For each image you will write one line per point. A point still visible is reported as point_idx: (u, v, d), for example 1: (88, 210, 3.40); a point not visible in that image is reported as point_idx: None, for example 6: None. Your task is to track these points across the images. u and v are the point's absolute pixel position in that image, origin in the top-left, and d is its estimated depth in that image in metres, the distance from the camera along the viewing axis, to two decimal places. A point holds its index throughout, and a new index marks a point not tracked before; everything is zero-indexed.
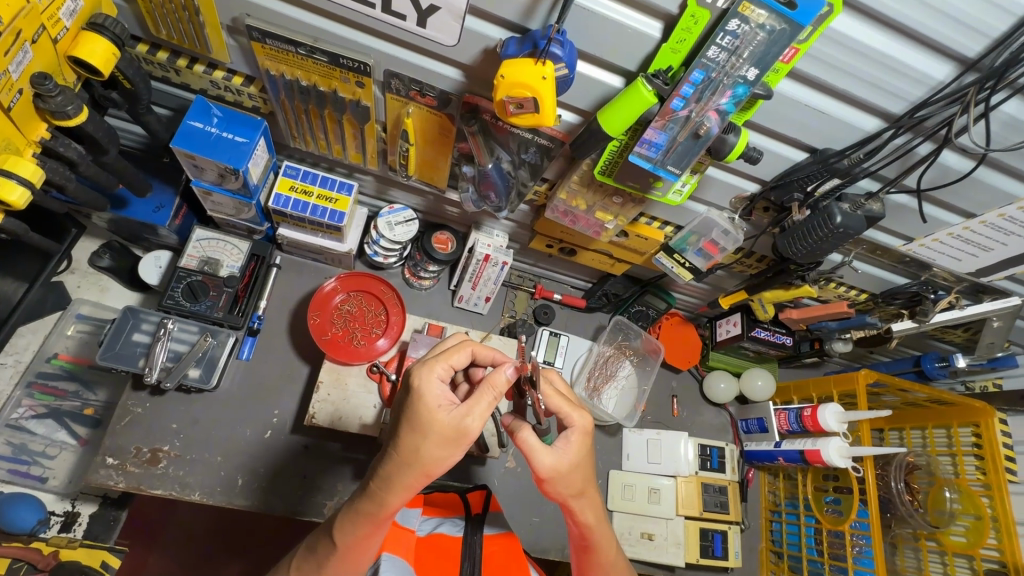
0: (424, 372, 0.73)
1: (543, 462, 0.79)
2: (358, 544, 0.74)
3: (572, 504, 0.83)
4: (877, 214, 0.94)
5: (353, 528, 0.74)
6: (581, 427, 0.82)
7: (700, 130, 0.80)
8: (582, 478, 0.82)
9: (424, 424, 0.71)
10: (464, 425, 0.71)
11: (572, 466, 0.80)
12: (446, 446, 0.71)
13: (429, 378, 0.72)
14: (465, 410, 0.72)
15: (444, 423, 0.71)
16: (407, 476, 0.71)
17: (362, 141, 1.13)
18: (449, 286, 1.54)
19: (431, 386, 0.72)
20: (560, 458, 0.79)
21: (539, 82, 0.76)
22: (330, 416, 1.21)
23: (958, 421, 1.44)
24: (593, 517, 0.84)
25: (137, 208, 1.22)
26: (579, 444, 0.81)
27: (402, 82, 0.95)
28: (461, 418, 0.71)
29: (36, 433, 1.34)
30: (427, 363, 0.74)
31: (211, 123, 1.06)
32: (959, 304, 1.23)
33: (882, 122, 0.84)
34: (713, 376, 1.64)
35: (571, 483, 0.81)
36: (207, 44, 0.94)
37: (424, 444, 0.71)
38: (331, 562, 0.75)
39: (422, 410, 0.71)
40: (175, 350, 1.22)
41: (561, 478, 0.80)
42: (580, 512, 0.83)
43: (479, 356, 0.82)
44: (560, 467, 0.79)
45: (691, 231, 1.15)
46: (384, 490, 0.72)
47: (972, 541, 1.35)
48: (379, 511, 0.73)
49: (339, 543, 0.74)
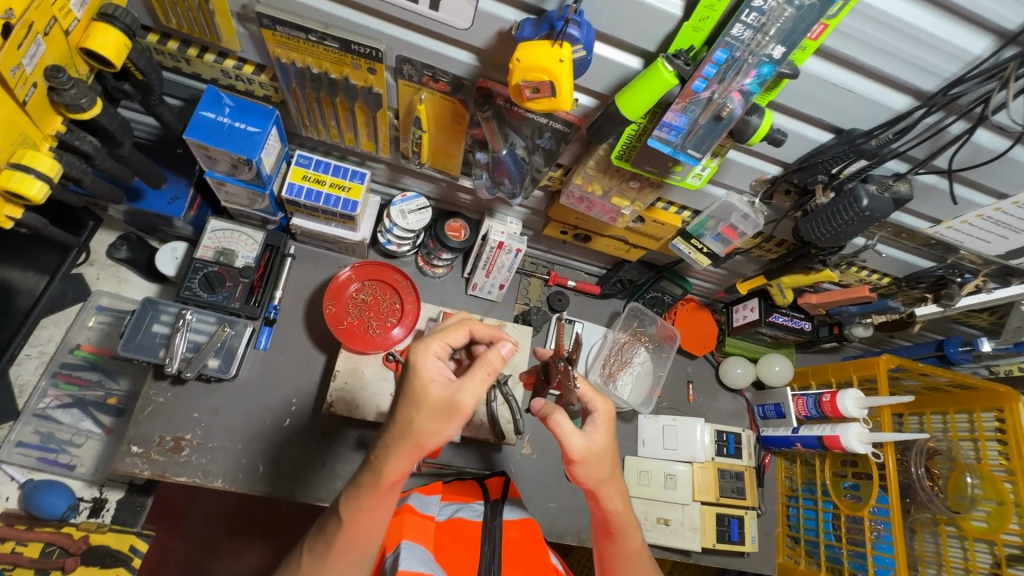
0: (419, 349, 0.75)
1: (575, 444, 0.80)
2: (365, 519, 0.75)
3: (600, 491, 0.84)
4: (905, 196, 0.91)
5: (356, 502, 0.74)
6: (605, 412, 0.84)
7: (723, 112, 0.78)
8: (610, 463, 0.84)
9: (419, 398, 0.72)
10: (457, 398, 0.71)
11: (601, 448, 0.82)
12: (439, 419, 0.72)
13: (424, 356, 0.74)
14: (458, 385, 0.72)
15: (435, 396, 0.72)
16: (402, 448, 0.72)
17: (374, 129, 1.11)
18: (463, 274, 1.53)
19: (427, 362, 0.74)
20: (590, 441, 0.82)
21: (556, 65, 0.74)
22: (347, 404, 1.23)
23: (981, 406, 1.42)
24: (619, 501, 0.85)
25: (152, 200, 1.23)
26: (607, 428, 0.83)
27: (414, 67, 0.93)
28: (455, 391, 0.72)
29: (63, 421, 1.38)
30: (426, 340, 0.76)
31: (223, 113, 1.06)
32: (987, 288, 1.19)
33: (913, 100, 0.81)
34: (730, 361, 1.63)
35: (602, 465, 0.82)
36: (217, 32, 0.93)
37: (417, 417, 0.72)
38: (339, 540, 0.75)
39: (417, 384, 0.73)
40: (193, 341, 1.24)
41: (592, 460, 0.82)
42: (607, 497, 0.84)
43: (479, 333, 0.84)
44: (590, 449, 0.81)
45: (710, 215, 1.13)
46: (384, 461, 0.73)
47: (994, 526, 1.33)
48: (380, 482, 0.73)
49: (345, 520, 0.75)
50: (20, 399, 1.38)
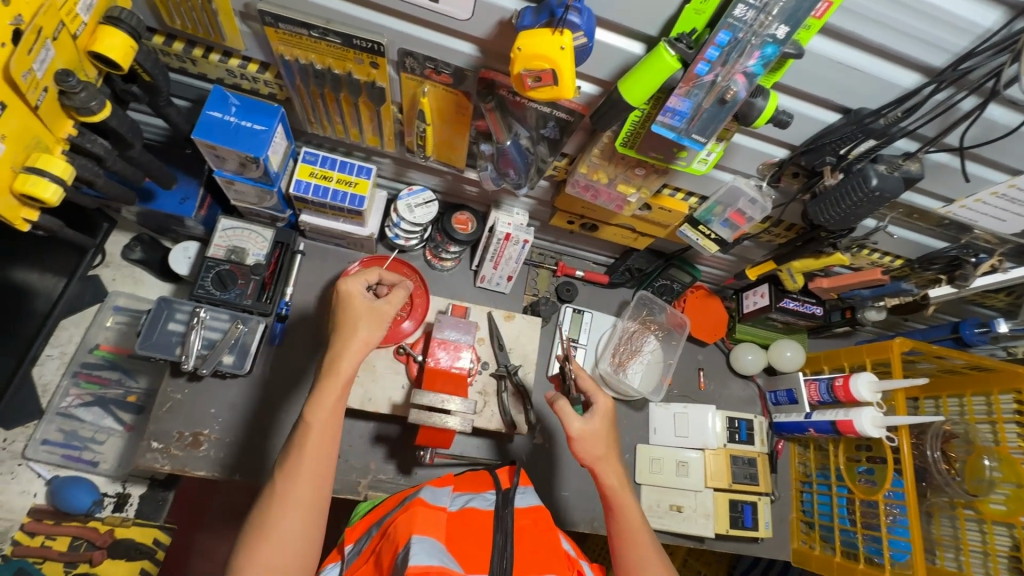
0: (348, 280, 1.00)
1: (574, 425, 0.96)
2: (328, 416, 0.90)
3: (598, 467, 0.96)
4: (915, 175, 0.90)
5: (320, 402, 0.90)
6: (603, 403, 0.99)
7: (727, 94, 0.77)
8: (605, 445, 0.97)
9: (355, 308, 0.97)
10: (387, 304, 1.00)
11: (597, 429, 0.96)
12: (375, 321, 0.97)
13: (351, 283, 0.99)
14: (387, 297, 1.01)
15: (363, 306, 0.97)
16: (352, 348, 0.94)
17: (378, 123, 1.12)
18: (471, 267, 1.53)
19: (356, 287, 0.99)
20: (587, 423, 0.97)
21: (557, 53, 0.73)
22: (361, 398, 1.25)
23: (998, 388, 1.41)
24: (615, 479, 0.96)
25: (164, 201, 1.25)
26: (604, 416, 0.98)
27: (416, 60, 0.93)
28: (376, 303, 0.99)
29: (85, 419, 1.42)
30: (349, 276, 1.01)
31: (229, 112, 1.07)
32: (1002, 268, 1.16)
33: (922, 76, 0.80)
34: (741, 348, 1.62)
35: (597, 444, 0.96)
36: (221, 31, 0.94)
37: (357, 322, 0.96)
38: (309, 440, 0.87)
39: (351, 301, 0.98)
40: (208, 338, 1.26)
41: (589, 439, 0.96)
42: (604, 473, 0.96)
43: (384, 278, 1.09)
44: (587, 429, 0.96)
45: (717, 201, 1.13)
46: (338, 362, 0.93)
47: (1013, 509, 1.32)
48: (340, 378, 0.92)
49: (313, 419, 0.88)
50: (44, 398, 1.43)
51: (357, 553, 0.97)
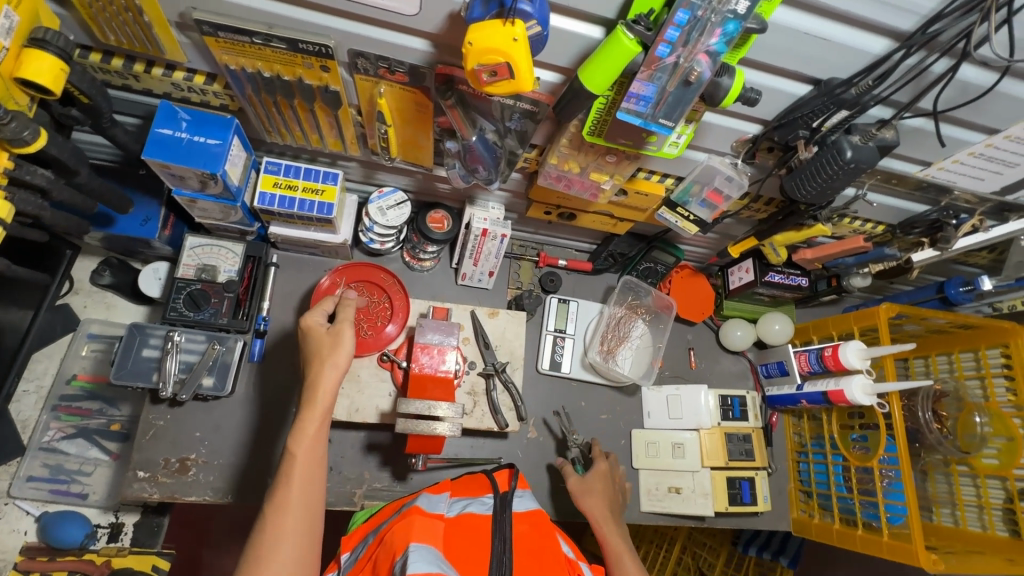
0: (308, 316, 1.00)
1: (573, 480, 1.26)
2: (312, 446, 0.88)
3: (594, 516, 1.20)
4: (892, 143, 0.88)
5: (301, 434, 0.88)
6: (601, 468, 1.29)
7: (691, 76, 0.74)
8: (600, 498, 1.23)
9: (317, 338, 0.97)
10: (343, 326, 0.98)
11: (591, 484, 1.26)
12: (338, 343, 0.96)
13: (311, 315, 0.99)
14: (341, 319, 0.99)
15: (327, 334, 0.97)
16: (325, 373, 0.92)
17: (339, 128, 1.08)
18: (451, 265, 1.50)
19: (314, 319, 0.99)
20: (585, 480, 1.26)
21: (510, 45, 0.70)
22: (347, 409, 1.23)
23: (986, 343, 1.41)
24: (606, 525, 1.18)
25: (124, 224, 1.21)
26: (599, 476, 1.28)
27: (368, 60, 0.89)
28: (337, 326, 0.98)
29: (70, 452, 1.39)
30: (311, 310, 1.02)
31: (180, 128, 1.02)
32: (983, 227, 1.15)
33: (891, 42, 0.77)
34: (729, 325, 1.62)
35: (591, 496, 1.23)
36: (159, 45, 0.89)
37: (324, 348, 0.95)
38: (295, 472, 0.85)
39: (315, 331, 0.97)
40: (186, 361, 1.23)
41: (586, 493, 1.24)
42: (598, 519, 1.19)
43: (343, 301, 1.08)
44: (582, 483, 1.26)
45: (693, 180, 1.10)
46: (314, 390, 0.91)
47: (1005, 463, 1.34)
48: (317, 405, 0.90)
49: (296, 451, 0.87)
50: (24, 434, 1.39)
51: (354, 560, 0.96)
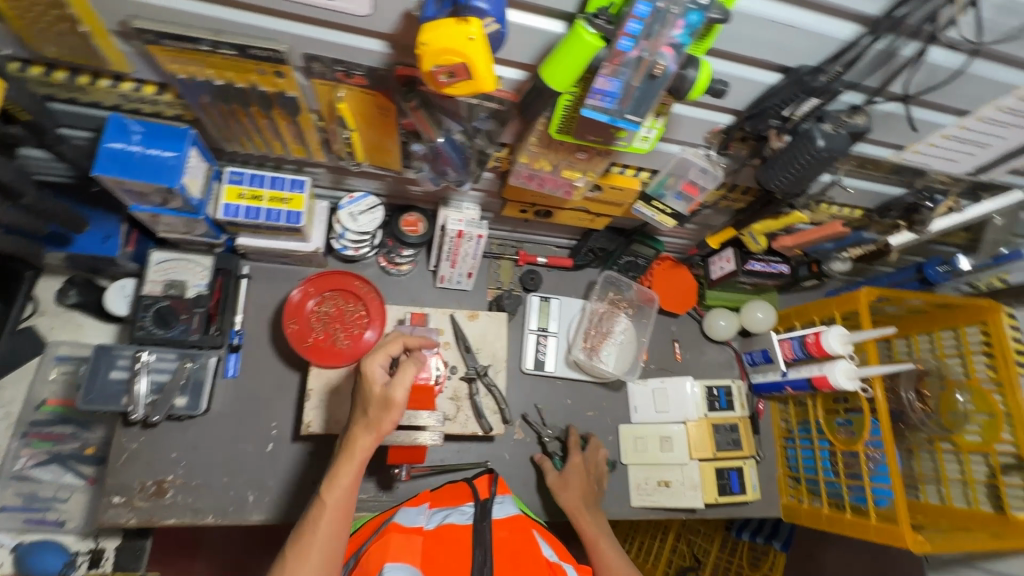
0: (369, 361, 0.91)
1: (551, 475, 1.34)
2: (345, 498, 0.87)
3: (574, 509, 1.28)
4: (863, 129, 0.85)
5: (337, 486, 0.87)
6: (577, 463, 1.35)
7: (656, 70, 0.71)
8: (578, 492, 1.31)
9: (367, 398, 0.88)
10: (393, 394, 0.87)
11: (568, 478, 1.32)
12: (383, 410, 0.87)
13: (370, 363, 0.90)
14: (394, 382, 0.88)
15: (379, 394, 0.88)
16: (366, 436, 0.88)
17: (301, 134, 1.04)
18: (429, 268, 1.47)
19: (373, 371, 0.90)
20: (563, 474, 1.33)
21: (465, 44, 0.67)
22: (327, 422, 1.21)
23: (965, 321, 1.43)
24: (585, 516, 1.26)
25: (84, 242, 1.17)
26: (576, 470, 1.34)
27: (324, 64, 0.85)
28: (390, 389, 0.87)
29: (43, 479, 1.35)
30: (375, 352, 0.92)
31: (133, 141, 0.98)
32: (958, 208, 1.16)
33: (860, 27, 0.75)
34: (713, 314, 1.61)
35: (570, 489, 1.30)
36: (101, 56, 0.84)
37: (370, 411, 0.88)
38: (322, 522, 0.84)
39: (367, 386, 0.89)
40: (157, 381, 1.19)
41: (564, 487, 1.31)
42: (577, 511, 1.27)
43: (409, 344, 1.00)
44: (559, 478, 1.33)
45: (668, 173, 1.08)
46: (354, 449, 0.88)
47: (987, 439, 1.35)
48: (358, 462, 0.88)
49: (329, 500, 0.86)
50: None
51: None
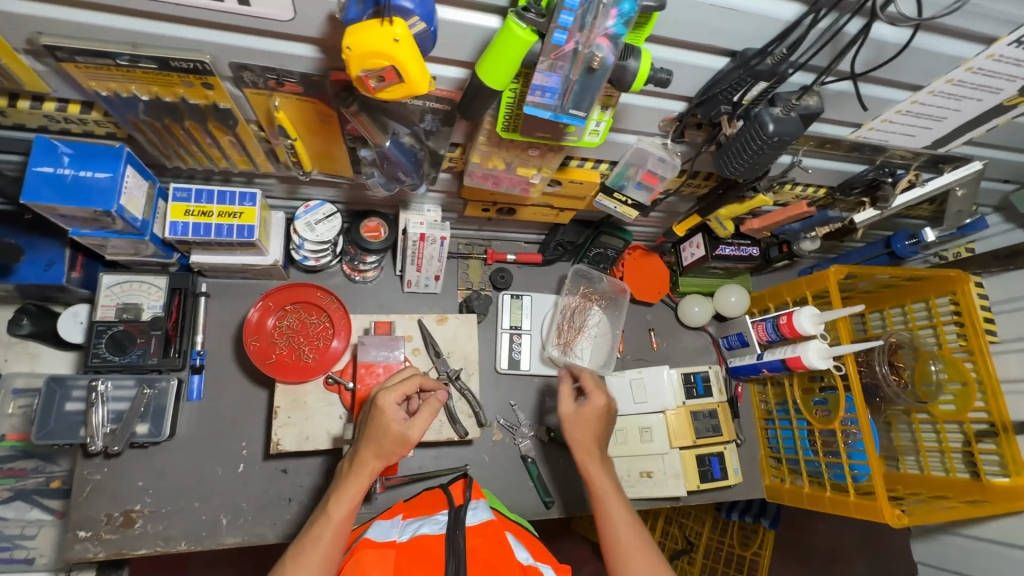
0: (386, 396, 0.95)
1: (565, 408, 1.18)
2: (348, 516, 0.91)
3: (586, 455, 1.10)
4: (814, 111, 0.85)
5: (343, 504, 0.91)
6: (596, 400, 1.17)
7: (594, 62, 0.69)
8: (593, 434, 1.13)
9: (382, 434, 0.93)
10: (408, 434, 0.94)
11: (581, 416, 1.15)
12: (397, 446, 0.93)
13: (388, 399, 0.94)
14: (411, 423, 0.95)
15: (397, 431, 0.93)
16: (375, 463, 0.94)
17: (242, 146, 0.99)
18: (395, 273, 1.44)
19: (390, 407, 0.94)
20: (580, 408, 1.17)
21: (392, 46, 0.63)
22: (296, 439, 1.18)
23: (935, 293, 1.43)
24: (594, 467, 1.08)
25: (26, 270, 1.12)
26: (592, 411, 1.16)
27: (254, 73, 0.81)
28: (407, 428, 0.94)
29: (9, 517, 1.31)
30: (390, 388, 0.96)
31: (63, 164, 0.93)
32: (919, 181, 1.17)
33: (801, 7, 0.73)
34: (687, 301, 1.60)
35: (580, 429, 1.14)
36: (14, 77, 0.79)
37: (382, 444, 0.93)
38: (324, 536, 0.88)
39: (383, 419, 0.93)
40: (116, 410, 1.16)
41: (578, 424, 1.15)
42: (586, 459, 1.10)
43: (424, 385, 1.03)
44: (572, 413, 1.16)
45: (627, 164, 1.05)
46: (361, 473, 0.93)
47: (961, 407, 1.37)
48: (364, 484, 0.93)
49: (334, 514, 0.90)
50: None
51: None
